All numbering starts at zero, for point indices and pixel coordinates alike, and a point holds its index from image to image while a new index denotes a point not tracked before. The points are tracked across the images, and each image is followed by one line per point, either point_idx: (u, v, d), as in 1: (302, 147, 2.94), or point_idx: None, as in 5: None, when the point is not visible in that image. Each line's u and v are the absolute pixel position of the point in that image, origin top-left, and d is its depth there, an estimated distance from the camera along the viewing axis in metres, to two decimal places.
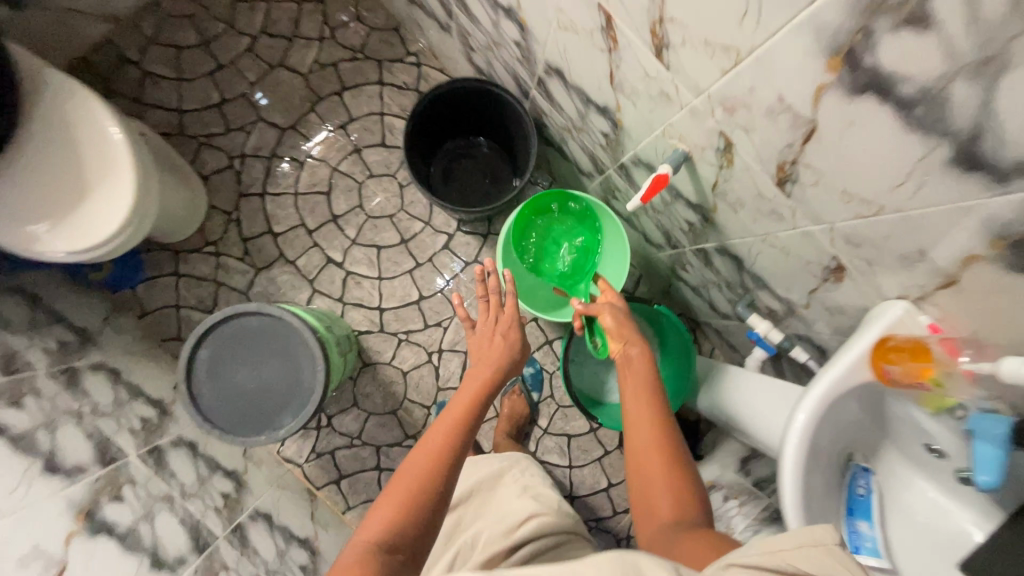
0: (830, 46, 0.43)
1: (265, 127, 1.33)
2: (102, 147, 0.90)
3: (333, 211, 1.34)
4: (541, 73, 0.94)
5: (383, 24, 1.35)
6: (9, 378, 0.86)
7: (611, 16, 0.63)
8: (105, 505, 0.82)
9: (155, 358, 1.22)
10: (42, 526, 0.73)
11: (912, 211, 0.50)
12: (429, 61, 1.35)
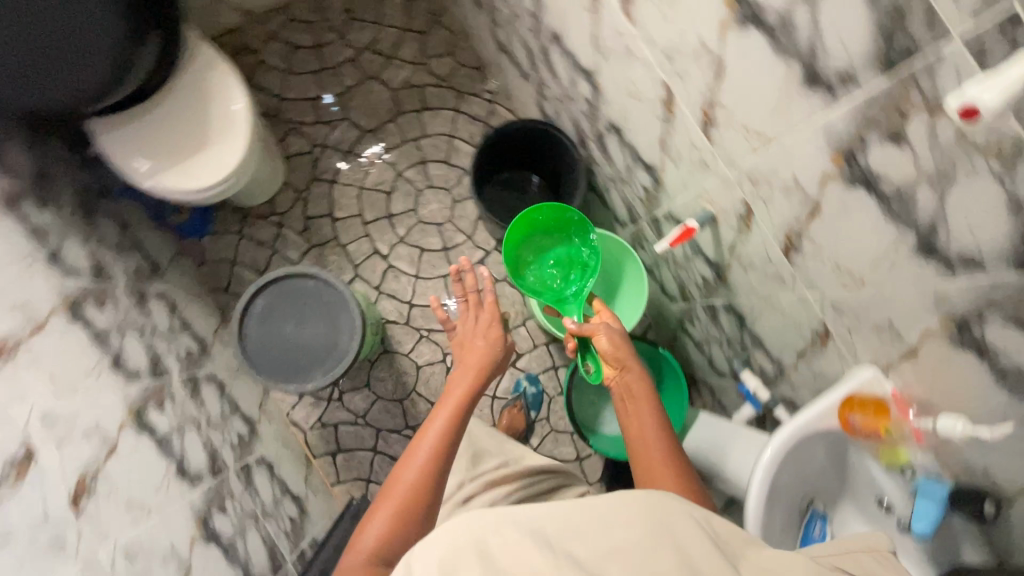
0: (836, 145, 0.57)
1: (348, 126, 1.51)
2: (227, 111, 1.07)
3: (389, 209, 1.49)
4: (602, 128, 1.10)
5: (470, 62, 1.55)
6: (99, 283, 0.98)
7: (673, 92, 0.79)
8: (151, 411, 0.89)
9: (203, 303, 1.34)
10: (104, 407, 0.81)
11: (887, 285, 0.63)
12: (502, 101, 1.53)
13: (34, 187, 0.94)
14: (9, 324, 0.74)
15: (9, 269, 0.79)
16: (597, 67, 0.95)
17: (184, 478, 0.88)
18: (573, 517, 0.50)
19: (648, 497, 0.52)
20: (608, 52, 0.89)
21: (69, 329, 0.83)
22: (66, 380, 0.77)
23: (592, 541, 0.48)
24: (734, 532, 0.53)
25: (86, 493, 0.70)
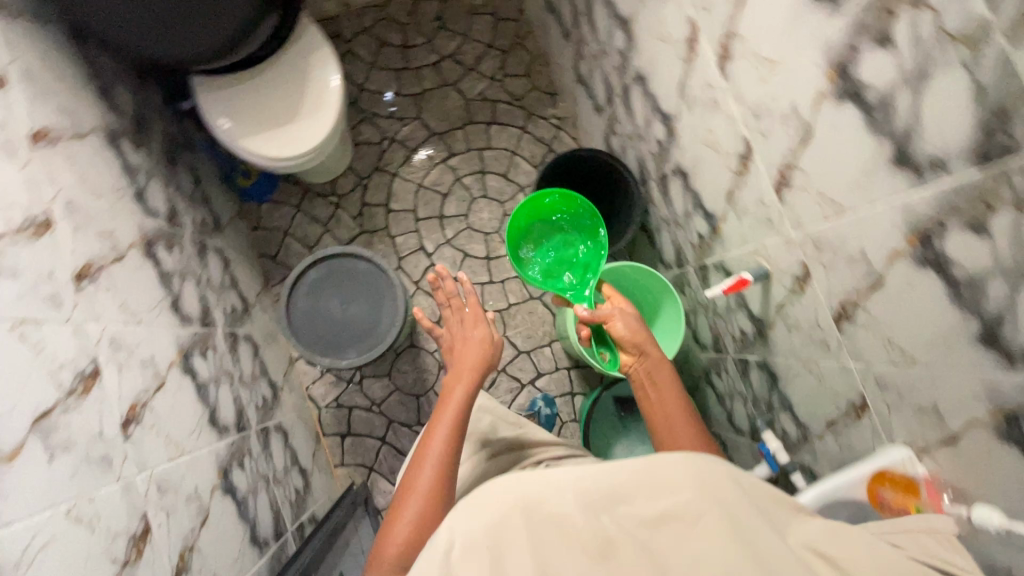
0: (913, 225, 0.60)
1: (418, 125, 1.57)
2: (321, 92, 1.14)
3: (442, 210, 1.53)
4: (668, 171, 1.14)
5: (545, 87, 1.61)
6: (171, 227, 1.03)
7: (752, 149, 0.82)
8: (195, 357, 0.94)
9: (251, 266, 1.39)
10: (160, 344, 0.85)
11: (940, 369, 0.64)
12: (568, 129, 1.59)
13: (132, 130, 1.00)
14: (95, 249, 0.78)
15: (102, 199, 0.84)
16: (678, 113, 1.00)
17: (214, 426, 0.91)
18: (629, 477, 0.61)
19: (696, 462, 0.61)
20: (692, 101, 0.93)
21: (143, 264, 0.88)
22: (133, 311, 0.81)
23: (643, 501, 0.59)
24: (772, 498, 0.62)
25: (134, 421, 0.73)
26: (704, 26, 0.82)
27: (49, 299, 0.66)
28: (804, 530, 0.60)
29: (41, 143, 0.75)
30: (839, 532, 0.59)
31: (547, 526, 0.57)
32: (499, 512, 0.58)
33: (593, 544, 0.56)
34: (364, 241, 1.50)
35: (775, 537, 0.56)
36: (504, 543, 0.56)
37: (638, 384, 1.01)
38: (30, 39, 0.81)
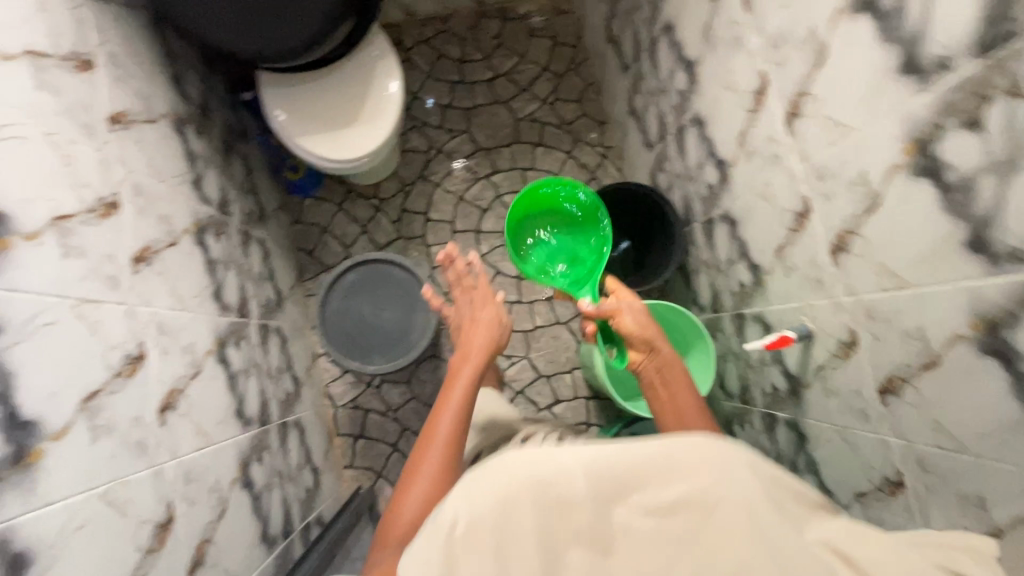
0: (912, 133, 0.61)
1: (465, 138, 1.57)
2: (381, 101, 1.13)
3: (442, 195, 1.54)
4: (686, 121, 1.15)
5: (563, 72, 1.62)
6: (219, 215, 1.06)
7: (768, 85, 0.84)
8: (229, 348, 0.97)
9: (288, 260, 1.42)
10: (198, 332, 0.88)
11: (926, 285, 0.63)
12: (589, 115, 1.61)
13: (195, 117, 1.06)
14: (151, 231, 0.81)
15: (163, 183, 0.88)
16: (703, 59, 1.02)
17: (239, 418, 0.94)
18: (650, 459, 0.56)
19: (723, 451, 0.57)
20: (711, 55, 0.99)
21: (194, 253, 0.92)
22: (182, 297, 0.85)
23: (664, 486, 0.55)
24: (792, 491, 0.58)
25: (172, 407, 0.75)
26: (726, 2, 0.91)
27: (106, 280, 0.68)
28: (828, 526, 0.57)
29: (117, 125, 0.79)
30: (864, 537, 0.56)
31: (556, 510, 0.55)
32: (505, 492, 0.55)
33: (601, 531, 0.55)
34: (367, 236, 1.50)
35: (794, 539, 0.53)
36: (509, 529, 0.54)
37: (647, 382, 0.95)
38: (122, 25, 0.88)
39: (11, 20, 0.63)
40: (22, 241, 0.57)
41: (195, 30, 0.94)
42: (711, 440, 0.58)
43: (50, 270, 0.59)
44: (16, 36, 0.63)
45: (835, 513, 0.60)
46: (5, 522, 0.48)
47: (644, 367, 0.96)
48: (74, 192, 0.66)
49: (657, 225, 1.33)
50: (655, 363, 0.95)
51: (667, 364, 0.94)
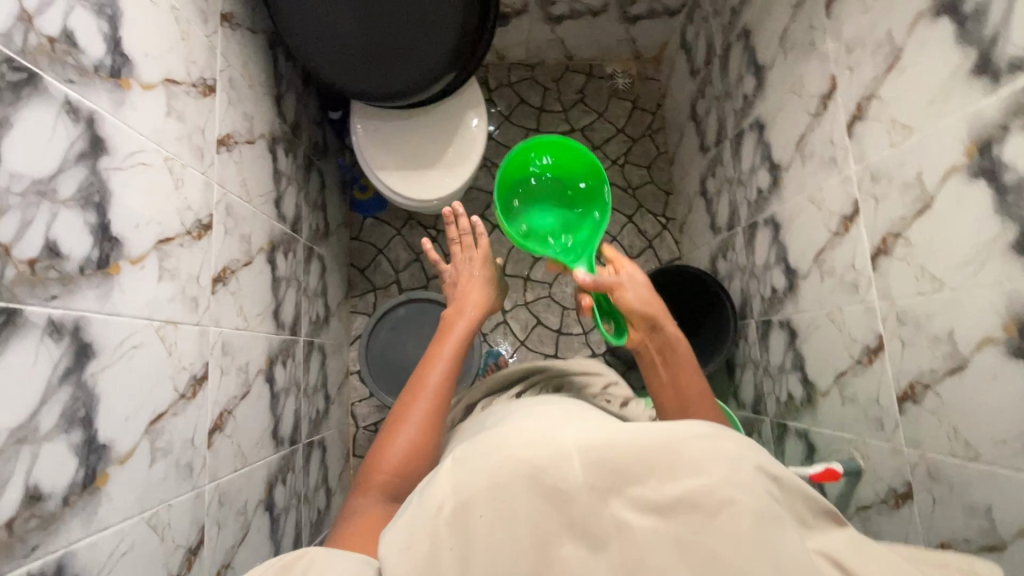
0: (1014, 312, 0.60)
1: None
2: (466, 147, 1.15)
3: (500, 238, 1.55)
4: (759, 221, 1.15)
5: (640, 136, 1.64)
6: (290, 233, 1.09)
7: (859, 211, 0.83)
8: (277, 367, 0.99)
9: (341, 274, 1.44)
10: (254, 349, 0.90)
11: (1003, 469, 0.62)
12: (656, 184, 1.62)
13: (288, 137, 1.10)
14: (232, 251, 0.84)
15: (251, 203, 0.92)
16: (790, 166, 1.01)
17: (273, 439, 0.95)
18: (651, 447, 0.47)
19: (727, 445, 0.48)
20: (807, 159, 0.96)
21: (262, 272, 0.95)
22: (245, 315, 0.87)
23: (662, 477, 0.46)
24: (805, 494, 0.48)
25: (219, 429, 0.77)
26: (828, 121, 0.90)
27: (190, 302, 0.71)
28: (821, 537, 0.47)
29: (223, 148, 0.83)
30: (864, 549, 0.46)
31: (550, 497, 0.45)
32: (501, 475, 0.46)
33: (593, 528, 0.44)
34: (418, 264, 1.51)
35: (797, 538, 0.43)
36: (505, 514, 0.45)
37: (649, 360, 0.92)
38: (243, 51, 0.92)
39: (157, 52, 0.67)
40: (128, 266, 0.59)
41: (310, 61, 0.99)
42: (709, 430, 0.49)
43: (145, 294, 0.62)
44: (158, 67, 0.67)
45: (839, 525, 0.48)
46: (66, 547, 0.49)
47: (644, 345, 0.93)
48: (179, 215, 0.69)
49: (709, 309, 1.31)
50: (657, 342, 0.92)
51: (671, 343, 0.91)
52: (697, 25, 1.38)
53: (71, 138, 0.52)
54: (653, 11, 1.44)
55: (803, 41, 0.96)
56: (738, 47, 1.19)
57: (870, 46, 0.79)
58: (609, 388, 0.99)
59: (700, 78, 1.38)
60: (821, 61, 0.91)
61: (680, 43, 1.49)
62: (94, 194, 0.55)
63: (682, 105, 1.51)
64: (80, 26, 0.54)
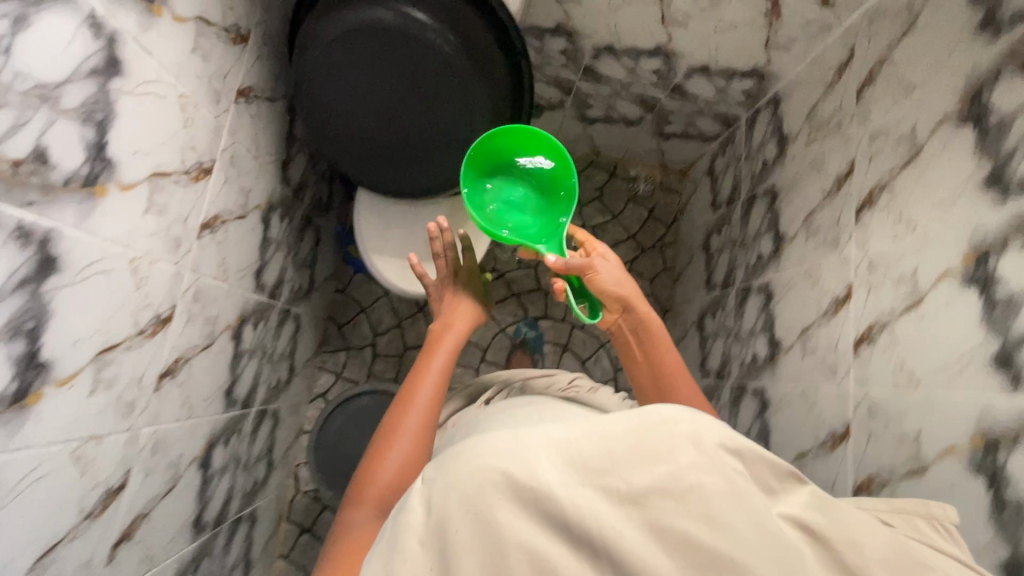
0: None
1: (529, 273, 1.54)
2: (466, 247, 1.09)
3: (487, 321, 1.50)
4: (747, 387, 1.10)
5: (650, 246, 1.60)
6: (265, 301, 1.04)
7: (850, 434, 0.79)
8: (216, 448, 0.93)
9: (316, 329, 1.38)
10: (193, 436, 0.84)
11: None
12: (657, 298, 1.58)
13: (286, 202, 1.06)
14: (192, 338, 0.79)
15: (226, 282, 0.86)
16: (789, 350, 0.98)
17: (193, 529, 0.89)
18: (619, 442, 0.45)
19: (685, 425, 0.47)
20: (808, 354, 0.92)
21: (222, 351, 0.89)
22: (190, 404, 0.81)
23: (633, 465, 0.44)
24: (769, 460, 0.48)
25: (126, 538, 0.71)
26: (836, 328, 0.86)
27: (124, 407, 0.66)
28: (790, 501, 0.47)
29: (206, 231, 0.78)
30: (831, 509, 0.47)
31: (535, 510, 0.42)
32: (476, 487, 0.42)
33: (576, 531, 0.41)
34: (396, 330, 1.46)
35: (761, 499, 0.44)
36: (483, 528, 0.41)
37: (624, 341, 0.92)
38: (254, 123, 0.88)
39: (148, 146, 0.62)
40: (53, 390, 0.54)
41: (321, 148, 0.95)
42: (674, 411, 0.48)
43: (68, 415, 0.57)
44: (146, 162, 0.63)
45: (802, 483, 0.49)
46: None
47: (618, 325, 0.91)
48: (132, 316, 0.64)
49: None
50: (630, 323, 0.90)
51: (643, 323, 0.89)
52: (727, 159, 1.36)
53: (13, 267, 0.47)
54: (686, 132, 1.41)
55: (826, 233, 0.92)
56: (761, 203, 1.16)
57: (892, 277, 0.76)
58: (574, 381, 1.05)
59: (720, 212, 1.35)
60: (841, 264, 0.88)
61: (707, 169, 1.46)
62: (28, 321, 0.50)
63: (697, 230, 1.47)
64: (57, 142, 0.50)
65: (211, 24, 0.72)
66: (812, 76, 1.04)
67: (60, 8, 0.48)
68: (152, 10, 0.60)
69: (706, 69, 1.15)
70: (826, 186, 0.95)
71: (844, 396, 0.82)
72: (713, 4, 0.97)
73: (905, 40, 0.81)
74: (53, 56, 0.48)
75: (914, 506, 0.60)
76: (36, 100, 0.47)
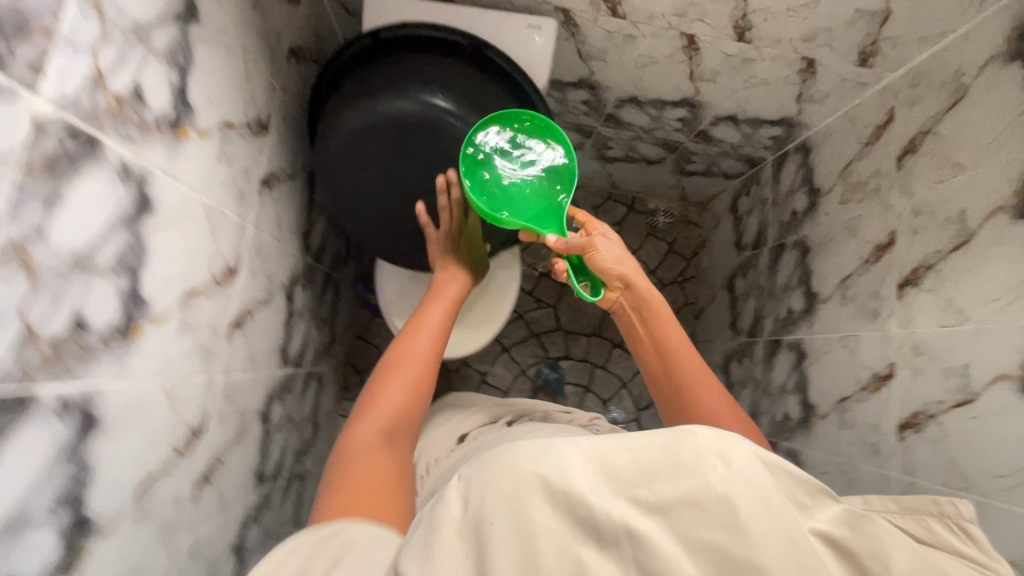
0: None
1: (548, 312, 1.51)
2: (489, 307, 1.06)
3: (507, 363, 1.47)
4: (779, 444, 1.09)
5: (670, 280, 1.57)
6: (291, 372, 1.02)
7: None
8: (249, 528, 0.93)
9: (338, 379, 1.37)
10: (227, 526, 0.84)
11: None
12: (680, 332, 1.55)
13: (307, 270, 1.04)
14: (225, 437, 0.78)
15: (254, 370, 0.85)
16: (826, 417, 0.96)
17: None
18: (654, 445, 0.38)
19: (710, 432, 0.39)
20: (847, 426, 0.90)
21: (252, 437, 0.88)
22: (224, 499, 0.81)
23: (663, 473, 0.37)
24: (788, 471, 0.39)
25: None
26: (878, 406, 0.84)
27: (166, 529, 0.65)
28: (822, 516, 0.38)
29: (235, 329, 0.76)
30: (874, 530, 0.37)
31: (569, 513, 0.37)
32: (510, 482, 0.38)
33: (605, 533, 0.36)
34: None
35: (789, 511, 0.36)
36: (519, 525, 0.36)
37: (626, 324, 0.83)
38: (277, 207, 0.86)
39: (177, 270, 0.61)
40: (99, 543, 0.53)
41: (345, 226, 0.92)
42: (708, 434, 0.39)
43: (115, 558, 0.56)
44: (175, 287, 0.61)
45: (836, 500, 0.40)
46: None
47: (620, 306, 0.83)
48: (170, 439, 0.63)
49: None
50: (632, 301, 0.81)
51: (646, 301, 0.80)
52: (751, 200, 1.33)
53: (57, 440, 0.46)
54: (708, 170, 1.38)
55: (864, 303, 0.90)
56: (791, 254, 1.13)
57: (940, 365, 0.74)
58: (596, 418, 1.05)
59: (745, 254, 1.33)
60: (881, 338, 0.86)
61: (730, 205, 1.43)
62: (74, 486, 0.49)
63: (720, 268, 1.45)
64: (93, 301, 0.48)
65: (234, 125, 0.69)
66: (846, 130, 1.00)
67: (92, 170, 0.46)
68: (179, 135, 0.57)
69: (733, 117, 1.11)
70: (864, 252, 0.92)
71: (889, 479, 0.80)
72: (745, 63, 0.93)
73: (954, 113, 0.77)
74: (86, 220, 0.46)
75: (923, 503, 0.47)
76: (70, 266, 0.45)
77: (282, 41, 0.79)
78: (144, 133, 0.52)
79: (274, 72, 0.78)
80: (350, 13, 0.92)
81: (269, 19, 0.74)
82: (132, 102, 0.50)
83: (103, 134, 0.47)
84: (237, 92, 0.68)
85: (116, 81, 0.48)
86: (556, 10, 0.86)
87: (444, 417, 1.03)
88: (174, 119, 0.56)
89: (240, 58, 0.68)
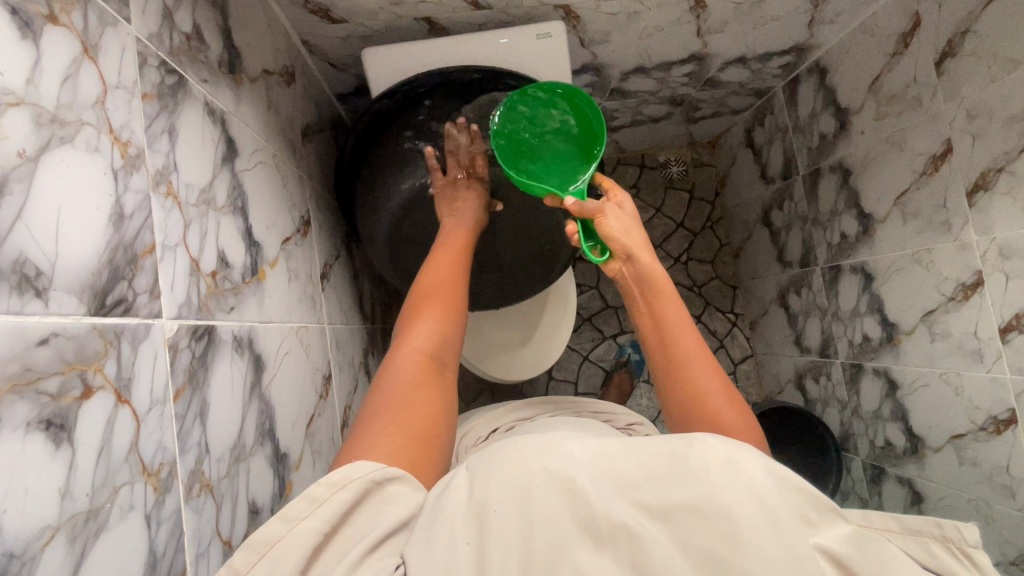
0: None
1: (592, 294, 1.50)
2: (555, 317, 1.04)
3: (568, 356, 1.47)
4: (866, 366, 1.10)
5: (700, 227, 1.55)
6: None
7: (1018, 421, 0.80)
8: None
9: None
10: None
11: None
12: (724, 275, 1.54)
13: (371, 337, 1.02)
14: None
15: None
16: (913, 332, 0.96)
17: None
18: (655, 451, 0.35)
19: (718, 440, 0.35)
20: (939, 339, 0.91)
21: None
22: None
23: (667, 480, 0.34)
24: (805, 492, 0.35)
25: None
26: (972, 315, 0.85)
27: None
28: (828, 532, 0.33)
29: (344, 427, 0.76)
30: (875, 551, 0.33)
31: (573, 514, 0.33)
32: (515, 475, 0.35)
33: (602, 531, 0.32)
34: (486, 394, 1.44)
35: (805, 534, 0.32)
36: (524, 511, 0.33)
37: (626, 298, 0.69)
38: (336, 291, 0.83)
39: (297, 408, 0.59)
40: None
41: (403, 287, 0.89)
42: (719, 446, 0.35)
43: None
44: (299, 425, 0.59)
45: (842, 516, 0.35)
46: None
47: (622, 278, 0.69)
48: None
49: (798, 433, 1.23)
50: (635, 277, 0.67)
51: (650, 277, 0.66)
52: (768, 130, 1.30)
53: None
54: (716, 112, 1.34)
55: (931, 216, 0.89)
56: (831, 178, 1.12)
57: None
58: (634, 424, 0.88)
59: (776, 185, 1.31)
60: (959, 249, 0.85)
61: (745, 139, 1.40)
62: None
63: (750, 203, 1.43)
64: (255, 481, 0.48)
65: (289, 238, 0.65)
66: (866, 42, 0.96)
67: (219, 359, 0.44)
68: (260, 277, 0.55)
69: (741, 58, 1.07)
70: (917, 165, 0.91)
71: (1000, 382, 0.81)
72: (754, 6, 0.88)
73: (992, 8, 0.74)
74: (229, 410, 0.44)
75: (920, 522, 0.38)
76: (231, 462, 0.44)
77: (295, 127, 0.74)
78: (237, 294, 0.49)
79: (299, 163, 0.73)
80: (339, 69, 0.86)
81: (281, 113, 0.69)
82: (221, 271, 0.47)
83: (215, 320, 0.44)
84: (283, 204, 0.65)
85: (205, 262, 0.45)
86: (556, 9, 0.80)
87: (477, 415, 0.88)
88: (252, 266, 0.53)
89: (274, 168, 0.64)
